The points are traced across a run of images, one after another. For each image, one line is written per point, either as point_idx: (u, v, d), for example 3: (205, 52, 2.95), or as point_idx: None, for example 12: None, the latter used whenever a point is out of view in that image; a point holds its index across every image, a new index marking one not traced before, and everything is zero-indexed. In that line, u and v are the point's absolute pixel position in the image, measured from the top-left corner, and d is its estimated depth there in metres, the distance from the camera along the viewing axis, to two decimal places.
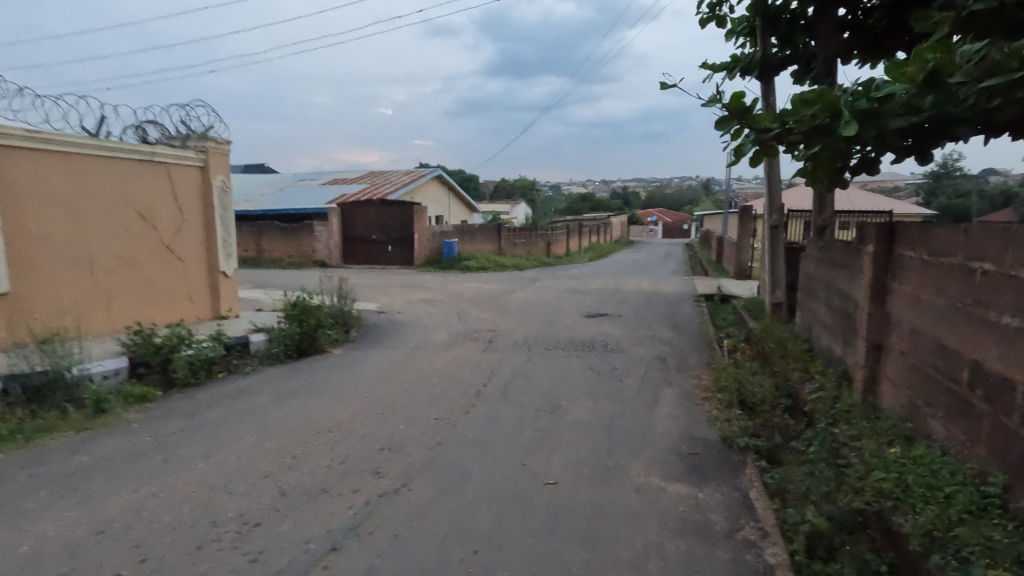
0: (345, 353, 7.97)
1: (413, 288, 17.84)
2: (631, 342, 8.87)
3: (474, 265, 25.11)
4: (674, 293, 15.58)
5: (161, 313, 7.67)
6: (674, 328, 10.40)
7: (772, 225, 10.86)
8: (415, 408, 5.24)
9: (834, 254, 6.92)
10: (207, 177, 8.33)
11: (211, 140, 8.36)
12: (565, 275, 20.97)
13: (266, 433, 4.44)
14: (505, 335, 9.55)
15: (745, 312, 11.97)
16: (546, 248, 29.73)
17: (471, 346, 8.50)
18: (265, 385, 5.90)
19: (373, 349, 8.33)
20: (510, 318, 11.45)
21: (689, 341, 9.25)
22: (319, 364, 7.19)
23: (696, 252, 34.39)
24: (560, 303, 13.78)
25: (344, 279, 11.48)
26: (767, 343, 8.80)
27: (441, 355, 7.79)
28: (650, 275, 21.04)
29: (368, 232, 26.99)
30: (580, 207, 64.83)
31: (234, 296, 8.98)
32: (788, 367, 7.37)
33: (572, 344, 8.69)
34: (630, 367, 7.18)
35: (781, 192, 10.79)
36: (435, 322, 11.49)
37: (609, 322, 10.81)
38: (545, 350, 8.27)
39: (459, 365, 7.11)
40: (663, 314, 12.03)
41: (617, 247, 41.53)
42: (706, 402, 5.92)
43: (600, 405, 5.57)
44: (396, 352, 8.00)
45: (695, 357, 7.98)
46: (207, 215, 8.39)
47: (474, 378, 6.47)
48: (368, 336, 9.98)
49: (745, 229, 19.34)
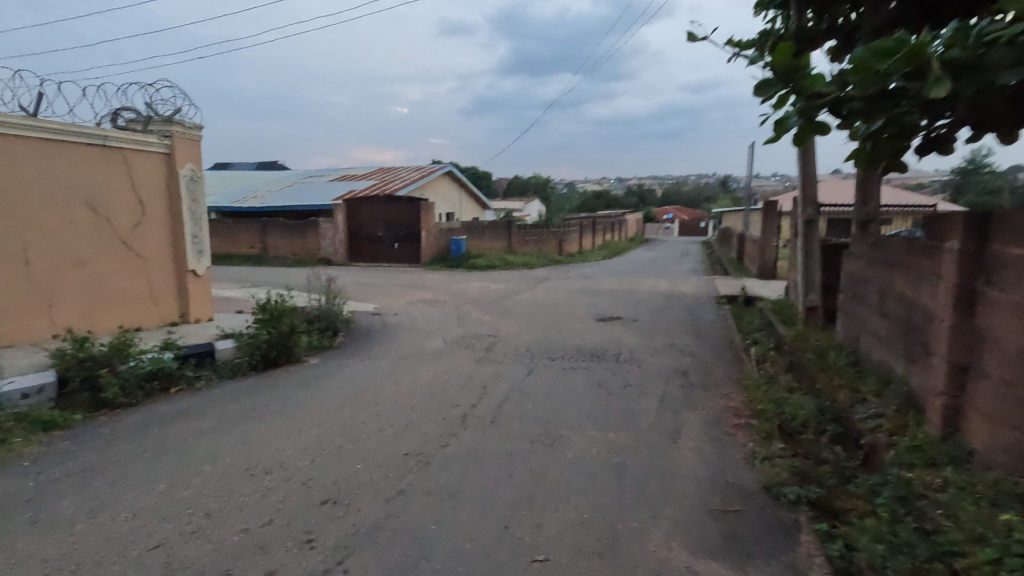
0: (324, 363, 7.07)
1: (417, 287, 17.01)
2: (645, 352, 7.85)
3: (483, 264, 24.22)
4: (693, 294, 14.50)
5: (117, 317, 6.88)
6: (695, 334, 9.36)
7: (806, 220, 9.73)
8: (382, 439, 4.32)
9: (891, 252, 5.83)
10: (172, 164, 7.49)
11: (178, 124, 7.51)
12: (577, 275, 19.98)
13: (183, 476, 3.54)
14: (506, 342, 8.60)
15: (774, 316, 10.86)
16: (559, 246, 28.74)
17: (465, 355, 7.55)
18: (210, 406, 4.97)
19: (355, 357, 7.42)
20: (514, 322, 10.50)
21: (713, 351, 8.19)
22: (288, 376, 6.28)
23: (716, 250, 33.09)
24: (570, 304, 12.79)
25: (334, 277, 10.61)
26: (803, 354, 7.72)
27: (428, 365, 6.86)
28: (667, 274, 19.94)
29: (374, 228, 26.22)
30: (594, 205, 63.69)
31: (207, 297, 8.17)
32: (833, 385, 6.30)
33: (580, 354, 7.70)
34: (645, 383, 6.18)
35: (817, 183, 9.64)
36: (433, 325, 10.58)
37: (622, 327, 9.79)
38: (547, 361, 7.30)
39: (447, 380, 6.17)
40: (683, 318, 10.97)
41: (633, 245, 40.32)
42: (738, 431, 4.91)
43: (610, 436, 4.59)
44: (379, 363, 7.07)
45: (721, 371, 6.94)
46: (173, 207, 7.56)
47: (461, 397, 5.52)
48: (356, 340, 9.10)
49: (770, 226, 18.13)
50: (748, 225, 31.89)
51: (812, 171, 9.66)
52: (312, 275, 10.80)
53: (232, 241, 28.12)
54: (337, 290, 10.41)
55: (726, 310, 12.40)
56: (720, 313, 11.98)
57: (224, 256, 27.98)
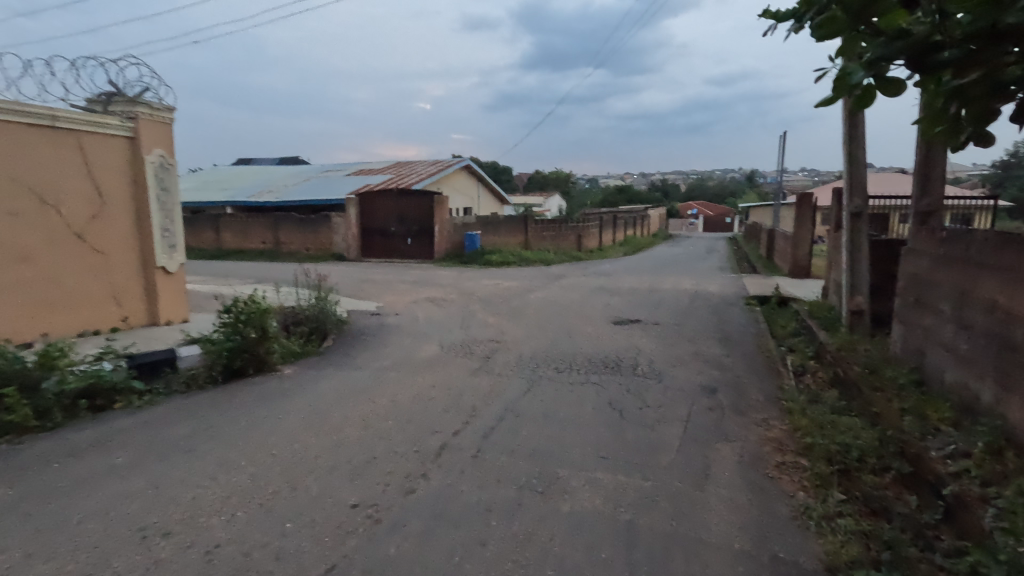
0: (298, 372, 6.25)
1: (426, 285, 16.22)
2: (665, 362, 6.86)
3: (498, 260, 23.34)
4: (720, 294, 13.39)
5: (71, 319, 6.18)
6: (723, 341, 8.31)
7: (853, 212, 8.57)
8: (330, 482, 3.45)
9: (972, 251, 4.73)
10: (137, 150, 6.77)
11: (143, 104, 6.77)
12: (595, 272, 18.93)
13: (52, 541, 2.73)
14: (509, 348, 7.70)
15: (812, 321, 9.72)
16: (577, 242, 27.67)
17: (460, 365, 6.66)
18: (139, 431, 4.17)
19: (336, 366, 6.59)
20: (522, 325, 9.59)
21: (746, 362, 7.15)
22: (249, 390, 5.47)
23: (743, 247, 31.60)
24: (585, 304, 11.82)
25: (327, 275, 9.83)
26: (852, 368, 6.63)
27: (415, 378, 5.99)
28: (692, 272, 18.76)
29: (387, 223, 25.58)
30: (616, 200, 62.32)
31: (182, 296, 7.46)
32: (895, 409, 5.23)
33: (592, 364, 6.74)
34: (665, 404, 5.21)
35: (865, 170, 8.47)
36: (434, 327, 9.73)
37: (641, 332, 8.80)
38: (552, 372, 6.37)
39: (431, 397, 5.29)
40: (709, 321, 9.93)
41: (656, 241, 38.93)
42: (782, 473, 3.92)
43: (619, 481, 3.64)
44: (361, 373, 6.23)
45: (755, 388, 5.92)
46: (139, 197, 6.84)
47: (442, 421, 4.62)
48: (346, 343, 8.30)
49: (803, 221, 16.84)
50: (778, 220, 30.32)
51: (860, 156, 8.49)
52: (302, 270, 10.08)
53: (245, 236, 27.75)
54: (330, 288, 9.64)
55: (757, 313, 11.26)
56: (751, 316, 10.86)
57: (236, 251, 27.65)
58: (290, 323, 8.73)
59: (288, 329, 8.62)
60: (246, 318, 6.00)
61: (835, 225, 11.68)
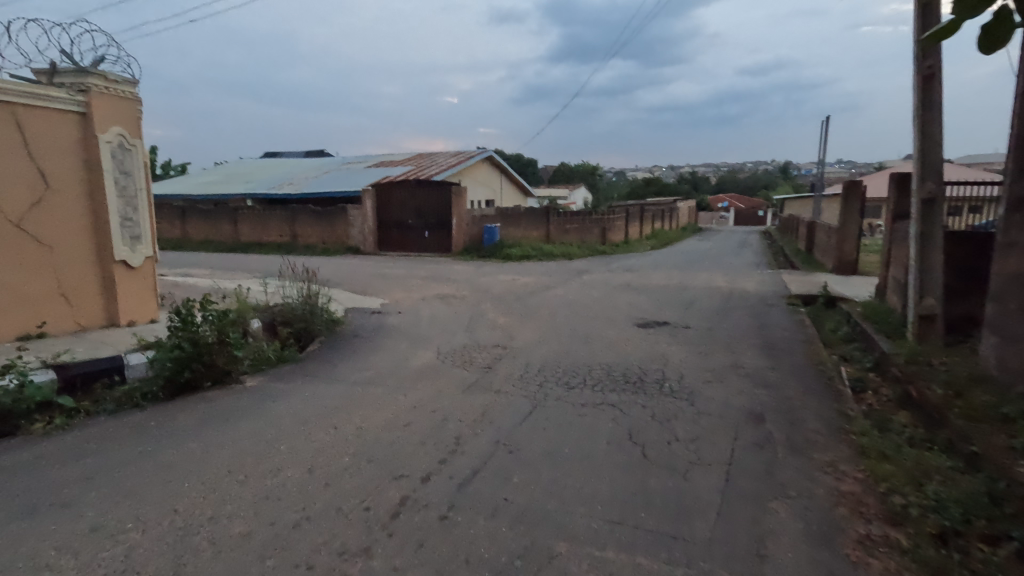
0: (262, 385, 5.33)
1: (438, 281, 15.31)
2: (699, 378, 5.73)
3: (518, 254, 22.29)
4: (758, 293, 12.10)
5: (8, 321, 5.42)
6: (767, 350, 7.10)
7: (925, 198, 7.21)
8: (231, 563, 2.50)
9: None
10: (89, 128, 5.95)
11: (95, 75, 5.94)
12: (620, 268, 17.69)
13: None
14: (515, 356, 6.69)
15: (871, 326, 8.40)
16: (602, 235, 26.34)
17: (453, 379, 5.65)
18: (24, 471, 3.30)
19: (310, 376, 5.65)
20: (535, 327, 8.54)
21: (798, 377, 5.94)
22: (194, 407, 4.56)
23: (780, 241, 29.76)
24: (606, 304, 10.71)
25: (318, 271, 8.98)
26: (932, 389, 5.39)
27: (395, 395, 5.02)
28: (726, 268, 17.40)
29: (404, 216, 24.78)
30: (644, 193, 60.70)
31: (149, 292, 6.68)
32: (1006, 451, 4.01)
33: (611, 380, 5.65)
34: (700, 437, 4.12)
35: (941, 151, 7.11)
36: (437, 329, 8.73)
37: (670, 338, 7.64)
38: (562, 390, 5.31)
39: (407, 424, 4.30)
40: (748, 325, 8.73)
41: (685, 235, 37.23)
42: (867, 556, 2.80)
43: (636, 568, 2.59)
44: (334, 387, 5.28)
45: (813, 414, 4.76)
46: (93, 182, 6.04)
47: (411, 460, 3.63)
48: (334, 347, 7.41)
49: (851, 213, 15.31)
50: (819, 213, 28.40)
51: (935, 134, 7.13)
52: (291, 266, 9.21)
53: (263, 229, 27.33)
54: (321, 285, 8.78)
55: (803, 315, 9.94)
56: (796, 319, 9.56)
57: (254, 244, 27.27)
58: (275, 325, 7.90)
59: (270, 331, 7.81)
60: (189, 327, 5.06)
61: (893, 216, 10.26)
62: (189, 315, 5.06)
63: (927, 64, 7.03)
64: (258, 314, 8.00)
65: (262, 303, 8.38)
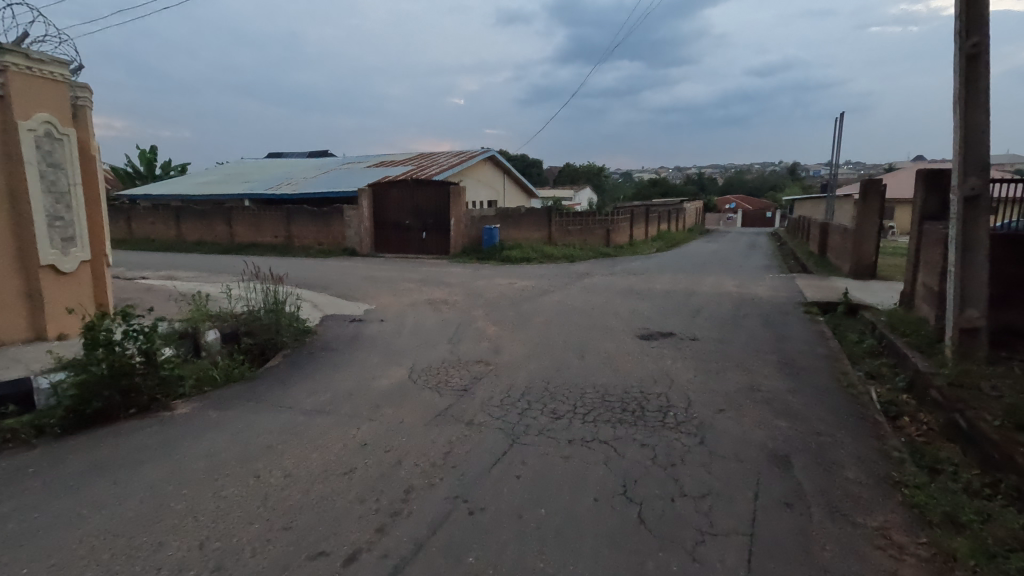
0: (194, 412, 4.55)
1: (431, 284, 14.50)
2: (708, 404, 4.90)
3: (518, 256, 21.45)
4: (772, 299, 11.22)
5: None
6: (787, 368, 6.24)
7: (966, 196, 6.28)
8: None
9: None
10: (8, 114, 5.21)
11: (17, 53, 5.19)
12: (623, 271, 16.84)
13: None
14: (498, 375, 5.87)
15: (900, 339, 7.53)
16: (607, 237, 25.43)
17: (420, 405, 4.85)
18: None
19: (254, 399, 4.86)
20: (526, 339, 7.72)
21: (825, 403, 5.11)
22: (95, 446, 3.77)
23: (789, 243, 28.77)
24: (606, 311, 9.87)
25: (285, 278, 8.20)
26: (987, 421, 4.55)
27: (346, 429, 4.22)
28: (736, 272, 16.47)
29: (401, 216, 24.00)
30: (650, 194, 59.72)
31: (82, 302, 5.94)
32: None
33: (605, 407, 4.83)
34: (710, 491, 3.30)
35: (986, 142, 6.21)
36: (418, 339, 7.91)
37: (676, 353, 6.79)
38: (546, 421, 4.50)
39: (349, 470, 3.50)
40: (762, 336, 7.87)
41: (692, 237, 36.28)
42: None
43: None
44: (277, 415, 4.48)
45: (848, 456, 3.92)
46: (13, 176, 5.30)
47: (340, 530, 2.84)
48: (298, 361, 6.63)
49: (869, 213, 14.38)
50: (831, 214, 27.38)
51: (980, 122, 6.21)
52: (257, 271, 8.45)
53: (258, 230, 26.66)
54: (287, 292, 8.01)
55: (821, 324, 9.08)
56: (814, 329, 8.70)
57: (248, 246, 26.59)
58: (236, 337, 7.14)
59: (231, 343, 7.05)
60: (101, 345, 4.34)
61: (921, 216, 9.36)
62: (103, 331, 4.34)
63: (972, 42, 6.11)
64: (218, 324, 7.24)
65: (224, 312, 7.61)
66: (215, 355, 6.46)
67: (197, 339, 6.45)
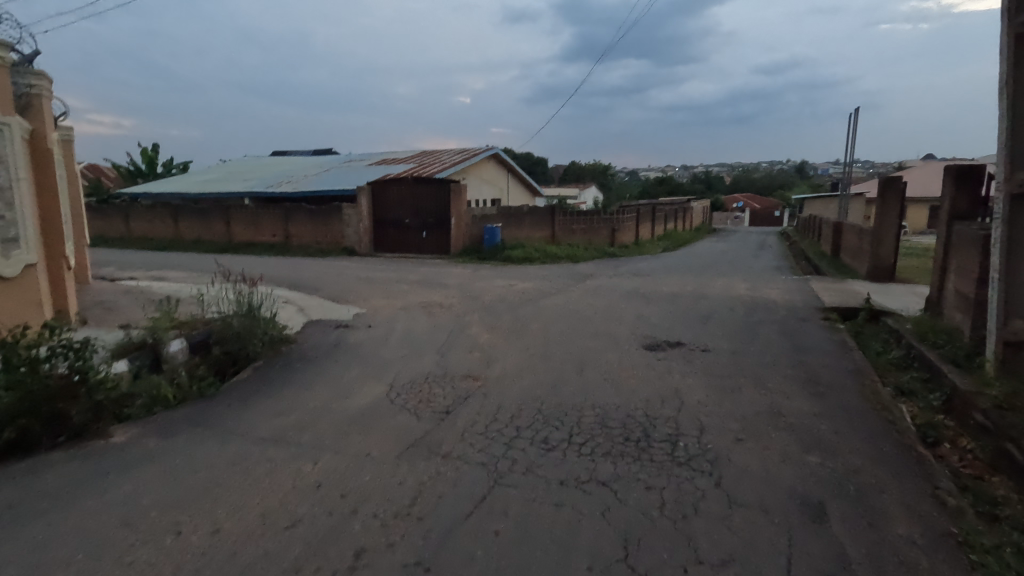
0: (131, 440, 3.99)
1: (427, 286, 13.90)
2: (723, 433, 4.26)
3: (519, 256, 20.83)
4: (786, 303, 10.55)
5: None
6: (810, 385, 5.58)
7: (1012, 194, 5.61)
8: None
9: None
10: None
11: None
12: (628, 272, 16.19)
13: None
14: (486, 393, 5.26)
15: (932, 351, 6.86)
16: (612, 236, 24.77)
17: (393, 432, 4.25)
18: None
19: (203, 424, 4.26)
20: (521, 349, 7.10)
21: (858, 430, 4.46)
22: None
23: (800, 243, 27.99)
24: (609, 317, 9.24)
25: (258, 280, 7.56)
26: None
27: (301, 465, 3.62)
28: (747, 273, 15.77)
29: (401, 215, 23.41)
30: (656, 192, 59.15)
31: (26, 309, 5.38)
32: None
33: (604, 435, 4.21)
34: (729, 561, 2.69)
35: None
36: (404, 348, 7.30)
37: (685, 366, 6.14)
38: (536, 454, 3.89)
39: (292, 523, 2.91)
40: (780, 347, 7.22)
41: (700, 236, 35.53)
42: None
43: None
44: (224, 446, 3.88)
45: (893, 505, 3.29)
46: None
47: None
48: (270, 374, 6.05)
49: (888, 213, 13.68)
50: (842, 213, 26.58)
51: None
52: (229, 272, 7.86)
53: (256, 229, 26.15)
54: (260, 296, 7.41)
55: (841, 333, 8.42)
56: (835, 339, 8.03)
57: (246, 245, 26.10)
58: (204, 346, 6.56)
59: (198, 354, 6.48)
60: (21, 365, 3.82)
61: (950, 216, 8.67)
62: (23, 350, 3.84)
63: (1022, 21, 5.43)
64: (185, 333, 6.66)
65: (193, 318, 7.03)
66: (177, 368, 5.88)
67: (157, 351, 5.90)
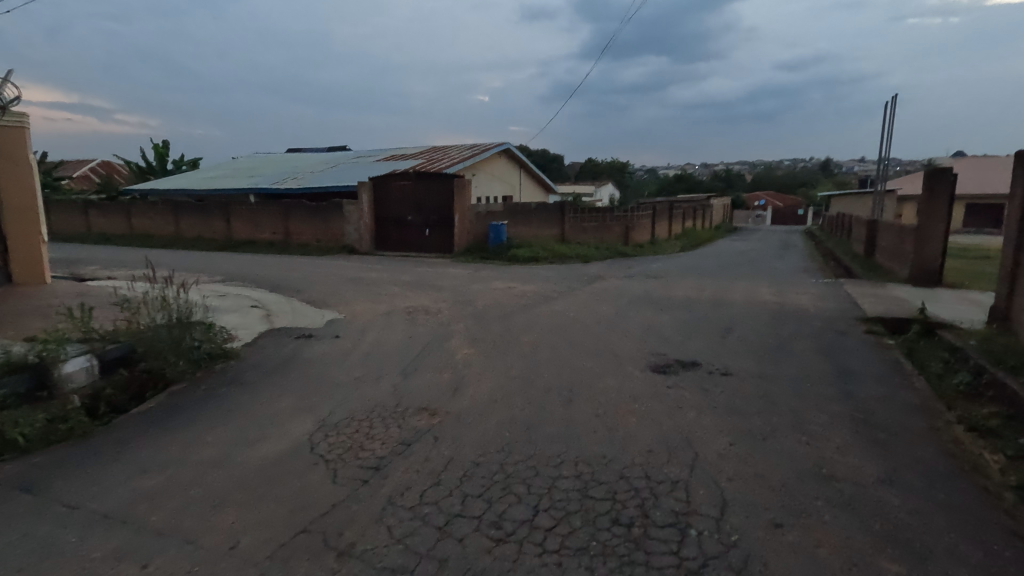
0: None
1: (421, 288, 12.74)
2: (753, 514, 3.00)
3: (526, 255, 19.57)
4: (821, 312, 9.14)
5: None
6: (865, 430, 4.24)
7: None
8: None
9: None
10: None
11: None
12: (641, 273, 14.82)
13: None
14: (440, 436, 4.03)
15: (1014, 377, 5.44)
16: (626, 235, 23.35)
17: (288, 504, 3.07)
18: None
19: (34, 492, 3.14)
20: (502, 370, 5.84)
21: (946, 510, 3.13)
22: None
23: (828, 242, 26.24)
24: (613, 327, 7.95)
25: (186, 283, 6.31)
26: None
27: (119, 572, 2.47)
28: (774, 276, 14.29)
29: (403, 212, 22.27)
30: (674, 190, 57.37)
31: None
32: None
33: (584, 515, 2.98)
34: None
35: None
36: (362, 367, 6.09)
37: (700, 398, 4.84)
38: (479, 548, 2.69)
39: None
40: (819, 370, 5.88)
41: (720, 236, 33.82)
42: None
43: None
44: (35, 532, 2.74)
45: None
46: None
47: None
48: (183, 403, 4.92)
49: (937, 208, 12.15)
50: (875, 210, 24.81)
51: None
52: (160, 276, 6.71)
53: (257, 227, 25.29)
54: (191, 305, 6.27)
55: (891, 350, 7.03)
56: (885, 358, 6.64)
57: (247, 242, 25.26)
58: (119, 363, 5.46)
59: (110, 373, 5.39)
60: None
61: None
62: None
63: None
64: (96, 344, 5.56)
65: (113, 328, 5.94)
66: (71, 394, 4.81)
67: (43, 373, 4.81)
